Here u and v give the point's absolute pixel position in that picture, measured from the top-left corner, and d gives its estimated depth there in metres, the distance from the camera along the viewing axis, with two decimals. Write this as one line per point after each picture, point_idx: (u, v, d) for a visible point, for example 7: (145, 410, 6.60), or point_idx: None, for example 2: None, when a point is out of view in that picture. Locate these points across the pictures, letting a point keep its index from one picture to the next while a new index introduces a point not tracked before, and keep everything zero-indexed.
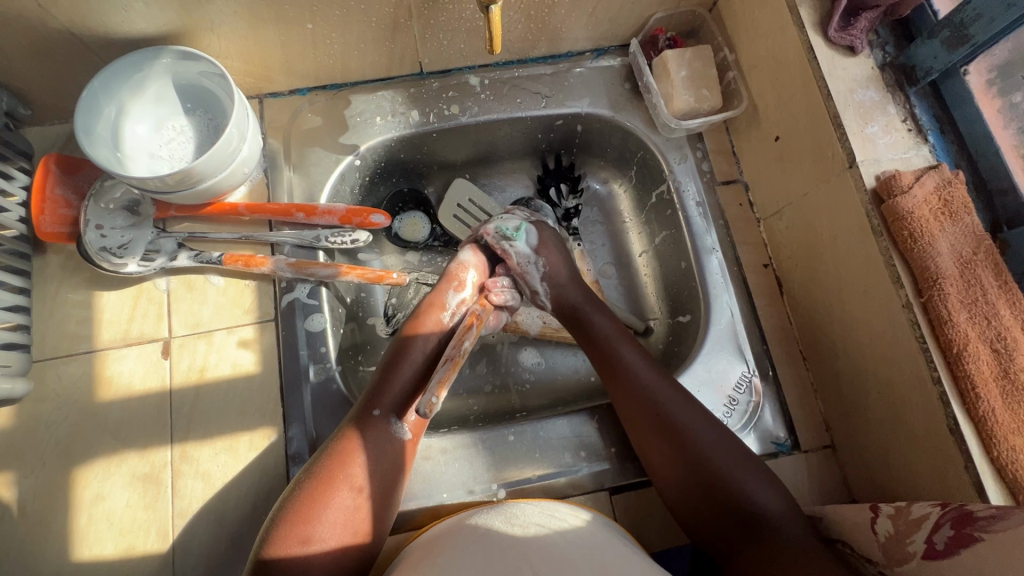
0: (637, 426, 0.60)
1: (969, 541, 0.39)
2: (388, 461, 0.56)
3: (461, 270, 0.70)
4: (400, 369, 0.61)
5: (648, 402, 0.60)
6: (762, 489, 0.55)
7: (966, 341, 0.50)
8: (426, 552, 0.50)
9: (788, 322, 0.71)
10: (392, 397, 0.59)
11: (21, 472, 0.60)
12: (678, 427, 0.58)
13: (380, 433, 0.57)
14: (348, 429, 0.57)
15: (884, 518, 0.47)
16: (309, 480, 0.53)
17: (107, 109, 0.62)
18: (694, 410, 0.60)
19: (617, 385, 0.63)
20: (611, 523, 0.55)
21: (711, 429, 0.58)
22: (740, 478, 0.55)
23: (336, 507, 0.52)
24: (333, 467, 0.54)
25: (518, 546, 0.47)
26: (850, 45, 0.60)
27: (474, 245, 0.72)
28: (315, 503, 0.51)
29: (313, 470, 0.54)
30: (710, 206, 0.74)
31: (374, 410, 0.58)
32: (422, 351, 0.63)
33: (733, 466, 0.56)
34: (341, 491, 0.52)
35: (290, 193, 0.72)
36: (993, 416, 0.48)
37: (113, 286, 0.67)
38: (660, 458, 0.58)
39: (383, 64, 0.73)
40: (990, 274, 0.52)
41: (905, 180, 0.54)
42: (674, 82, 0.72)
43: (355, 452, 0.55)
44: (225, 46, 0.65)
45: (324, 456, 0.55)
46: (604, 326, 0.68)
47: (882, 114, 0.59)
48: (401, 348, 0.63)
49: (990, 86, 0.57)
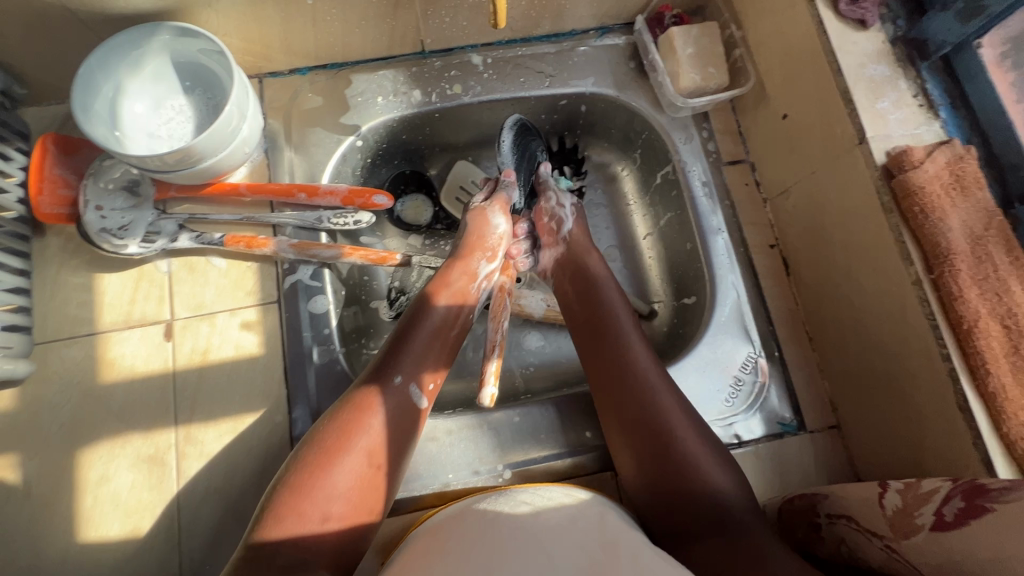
0: (608, 392, 0.60)
1: (981, 512, 0.38)
2: (403, 424, 0.56)
3: (493, 235, 0.69)
4: (420, 332, 0.61)
5: (625, 367, 0.60)
6: (717, 473, 0.54)
7: (976, 318, 0.49)
8: (431, 541, 0.49)
9: (794, 303, 0.70)
10: (409, 361, 0.59)
11: (25, 454, 0.60)
12: (648, 399, 0.58)
13: (397, 399, 0.56)
14: (362, 392, 0.56)
15: (893, 492, 0.45)
16: (318, 448, 0.52)
17: (105, 87, 0.61)
18: (670, 389, 0.59)
19: (601, 352, 0.63)
20: (607, 500, 0.55)
21: (684, 412, 0.58)
22: (697, 458, 0.55)
23: (347, 477, 0.51)
24: (344, 436, 0.52)
25: (529, 541, 0.46)
26: (861, 19, 0.59)
27: (503, 209, 0.71)
28: (324, 471, 0.50)
29: (324, 434, 0.53)
30: (715, 185, 0.73)
31: (395, 376, 0.57)
32: (441, 316, 0.63)
33: (697, 457, 0.55)
34: (352, 452, 0.52)
35: (291, 174, 0.71)
36: (1003, 393, 0.48)
37: (114, 269, 0.67)
38: (623, 443, 0.58)
39: (384, 42, 0.72)
40: (1002, 250, 0.51)
41: (916, 155, 0.53)
42: (680, 60, 0.71)
43: (370, 416, 0.54)
44: (224, 22, 0.63)
45: (337, 416, 0.54)
46: (603, 283, 0.68)
47: (893, 89, 0.58)
48: (420, 312, 0.62)
49: (1004, 58, 0.56)
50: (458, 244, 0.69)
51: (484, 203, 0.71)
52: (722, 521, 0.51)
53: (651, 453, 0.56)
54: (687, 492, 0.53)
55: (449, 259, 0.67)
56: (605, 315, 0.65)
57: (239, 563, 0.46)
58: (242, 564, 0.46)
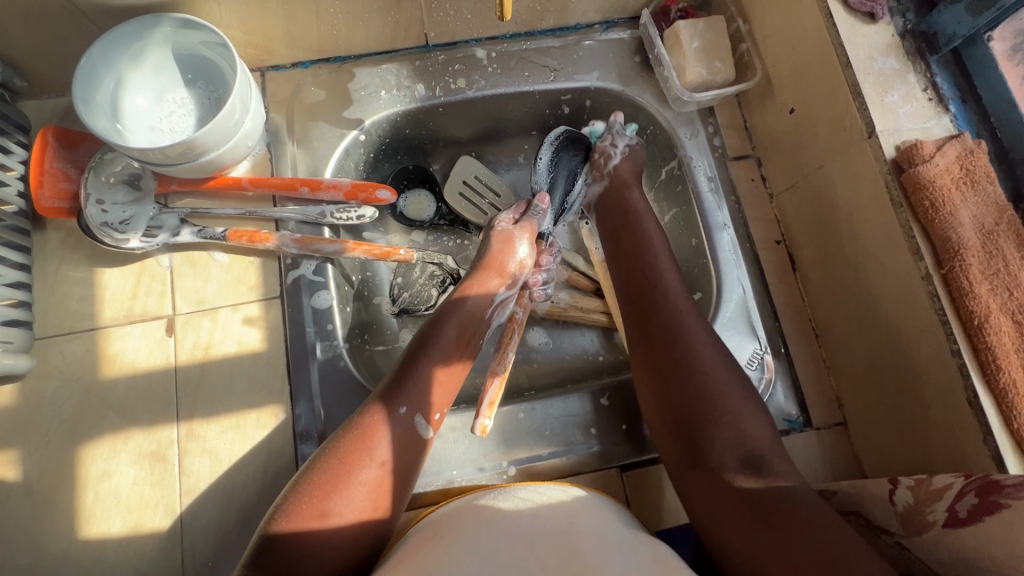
0: (644, 331, 0.60)
1: (995, 508, 0.37)
2: (405, 456, 0.54)
3: (515, 262, 0.68)
4: (427, 357, 0.59)
5: (663, 307, 0.60)
6: (751, 412, 0.53)
7: (987, 313, 0.49)
8: (433, 536, 0.49)
9: (800, 299, 0.70)
10: (413, 391, 0.57)
11: (25, 451, 0.60)
12: (684, 339, 0.58)
13: (402, 429, 0.55)
14: (363, 420, 0.54)
15: (903, 488, 0.44)
16: (319, 475, 0.50)
17: (105, 79, 0.61)
18: (707, 333, 0.58)
19: (638, 293, 0.63)
20: (604, 497, 0.55)
21: (719, 354, 0.57)
22: (731, 396, 0.54)
23: (350, 500, 0.49)
24: (346, 462, 0.51)
25: (534, 539, 0.45)
26: (870, 12, 0.59)
27: (530, 239, 0.70)
28: (327, 497, 0.49)
29: (325, 460, 0.51)
30: (721, 181, 0.73)
31: (402, 406, 0.56)
32: (451, 342, 0.61)
33: (731, 401, 0.53)
34: (352, 484, 0.50)
35: (294, 168, 0.71)
36: (1014, 388, 0.47)
37: (114, 264, 0.66)
38: (656, 378, 0.57)
39: (388, 35, 0.71)
40: (1012, 245, 0.51)
41: (927, 149, 0.53)
42: (686, 53, 0.70)
43: (373, 444, 0.52)
44: (225, 15, 0.63)
45: (339, 442, 0.53)
46: (647, 228, 0.69)
47: (902, 82, 0.57)
48: (430, 334, 0.61)
49: (1014, 52, 0.56)
50: (474, 267, 0.68)
51: (515, 226, 0.71)
52: (753, 459, 0.50)
53: (681, 388, 0.55)
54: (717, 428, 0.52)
55: (464, 282, 0.66)
56: (642, 258, 0.66)
57: None
58: None
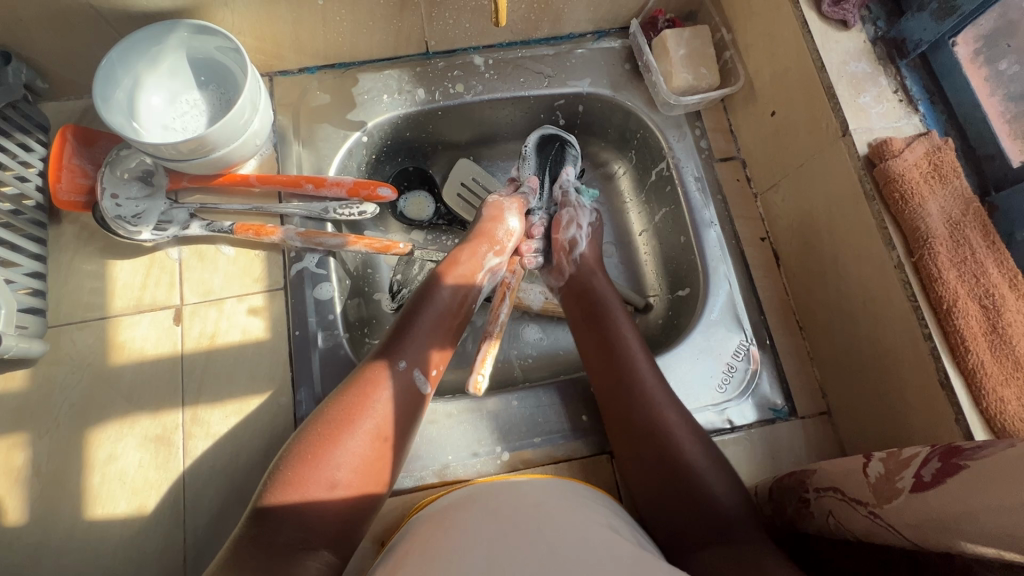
0: (611, 394, 0.63)
1: (955, 469, 0.39)
2: (405, 407, 0.57)
3: (506, 233, 0.72)
4: (426, 313, 0.63)
5: (624, 369, 0.63)
6: (719, 479, 0.57)
7: (955, 298, 0.52)
8: (434, 525, 0.50)
9: (785, 294, 0.72)
10: (413, 348, 0.60)
11: (35, 434, 0.62)
12: (649, 404, 0.61)
13: (401, 381, 0.58)
14: (362, 376, 0.57)
15: (876, 461, 0.46)
16: (318, 427, 0.53)
17: (124, 80, 0.64)
18: (666, 390, 0.62)
19: (601, 355, 0.66)
20: (593, 489, 0.56)
21: (679, 414, 0.61)
22: (700, 463, 0.57)
23: (349, 450, 0.52)
24: (344, 417, 0.54)
25: (529, 533, 0.46)
26: (843, 20, 0.63)
27: (519, 211, 0.75)
28: (327, 447, 0.52)
29: (326, 414, 0.54)
30: (708, 181, 0.76)
31: (400, 361, 0.59)
32: (446, 303, 0.65)
33: (691, 450, 0.58)
34: (355, 435, 0.53)
35: (299, 166, 0.74)
36: (982, 369, 0.50)
37: (126, 255, 0.69)
38: (625, 440, 0.61)
39: (391, 43, 0.75)
40: (979, 234, 0.53)
41: (896, 145, 0.56)
42: (673, 60, 0.74)
43: (370, 400, 0.55)
44: (238, 22, 0.67)
45: (340, 397, 0.55)
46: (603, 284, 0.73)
47: (874, 85, 0.61)
48: (427, 292, 0.65)
49: (977, 55, 0.59)
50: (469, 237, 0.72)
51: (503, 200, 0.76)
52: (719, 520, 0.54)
53: (652, 453, 0.59)
54: (688, 504, 0.56)
55: (458, 249, 0.70)
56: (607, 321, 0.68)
57: (247, 533, 0.48)
58: (249, 533, 0.48)
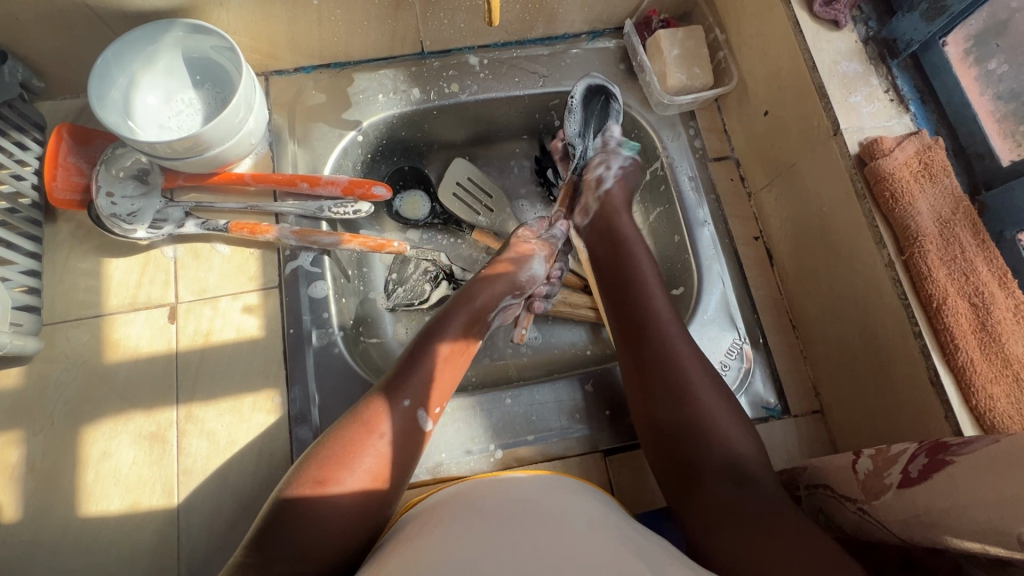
0: (639, 365, 0.60)
1: (940, 465, 0.40)
2: (405, 446, 0.56)
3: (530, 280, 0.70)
4: (429, 346, 0.61)
5: (655, 338, 0.61)
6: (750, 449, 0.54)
7: (945, 296, 0.52)
8: (425, 521, 0.50)
9: (778, 293, 0.73)
10: (418, 384, 0.59)
11: (29, 432, 0.62)
12: (681, 376, 0.58)
13: (400, 419, 0.56)
14: (365, 409, 0.56)
15: (865, 457, 0.46)
16: (316, 461, 0.52)
17: (120, 79, 0.65)
18: (699, 361, 0.60)
19: (628, 325, 0.64)
20: (586, 484, 0.56)
21: (713, 387, 0.58)
22: (729, 435, 0.55)
23: (347, 484, 0.51)
24: (344, 451, 0.53)
25: (518, 528, 0.46)
26: (835, 20, 0.63)
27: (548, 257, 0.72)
28: (327, 482, 0.51)
29: (326, 449, 0.53)
30: (702, 180, 0.77)
31: (404, 398, 0.57)
32: (457, 335, 0.63)
33: (723, 426, 0.55)
34: (354, 471, 0.52)
35: (294, 165, 0.74)
36: (971, 366, 0.50)
37: (121, 254, 0.69)
38: (651, 412, 0.58)
39: (386, 42, 0.75)
40: (968, 233, 0.54)
41: (886, 145, 0.56)
42: (666, 60, 0.74)
43: (369, 437, 0.54)
44: (232, 21, 0.67)
45: (340, 432, 0.55)
46: (636, 248, 0.70)
47: (865, 84, 0.61)
48: (436, 328, 0.63)
49: (968, 54, 0.59)
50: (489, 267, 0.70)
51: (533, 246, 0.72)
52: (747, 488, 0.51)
53: (677, 423, 0.56)
54: (714, 472, 0.53)
55: (474, 282, 0.68)
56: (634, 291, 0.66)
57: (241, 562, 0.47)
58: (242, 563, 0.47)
